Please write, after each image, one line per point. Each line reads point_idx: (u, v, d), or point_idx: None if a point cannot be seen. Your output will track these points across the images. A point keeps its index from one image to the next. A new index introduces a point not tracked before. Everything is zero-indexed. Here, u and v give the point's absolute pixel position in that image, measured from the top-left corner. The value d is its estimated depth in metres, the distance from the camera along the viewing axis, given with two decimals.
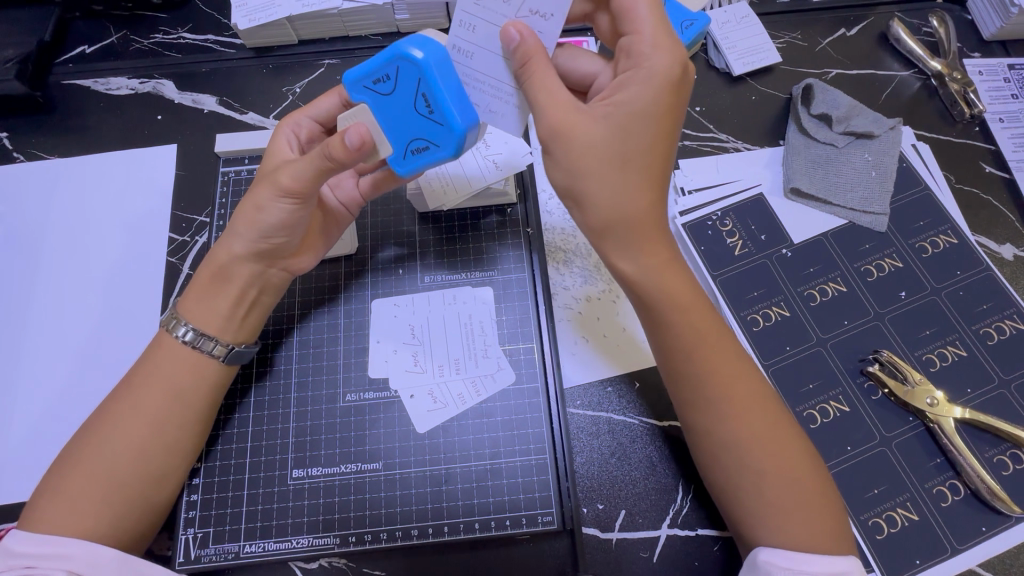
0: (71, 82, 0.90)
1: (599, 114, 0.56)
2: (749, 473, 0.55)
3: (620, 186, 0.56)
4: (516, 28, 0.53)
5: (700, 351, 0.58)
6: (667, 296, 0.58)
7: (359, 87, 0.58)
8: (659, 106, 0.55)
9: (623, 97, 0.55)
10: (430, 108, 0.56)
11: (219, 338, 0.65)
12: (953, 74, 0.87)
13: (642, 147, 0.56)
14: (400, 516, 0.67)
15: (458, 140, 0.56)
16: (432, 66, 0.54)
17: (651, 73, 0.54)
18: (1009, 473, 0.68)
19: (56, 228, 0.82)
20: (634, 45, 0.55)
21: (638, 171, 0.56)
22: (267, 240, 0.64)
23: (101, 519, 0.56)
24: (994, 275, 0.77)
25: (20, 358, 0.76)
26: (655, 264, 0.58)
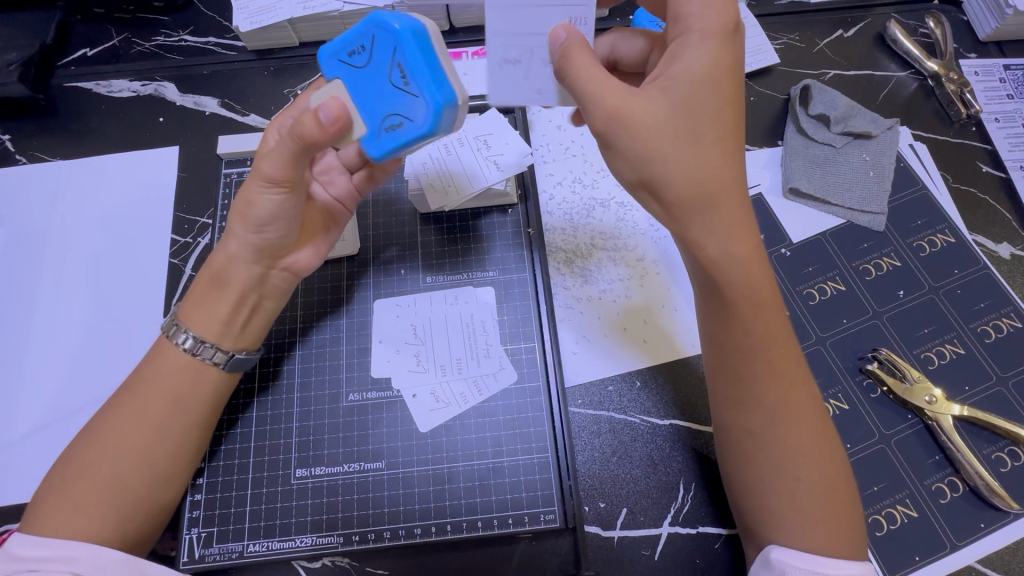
0: (73, 84, 0.90)
1: (658, 93, 0.53)
2: (785, 478, 0.55)
3: (699, 159, 0.52)
4: (564, 29, 0.55)
5: (747, 348, 0.56)
6: (746, 289, 0.55)
7: (336, 62, 0.60)
8: (721, 79, 0.53)
9: (678, 70, 0.53)
10: (405, 79, 0.55)
11: (218, 345, 0.65)
12: (950, 74, 0.88)
13: (707, 119, 0.52)
14: (403, 515, 0.67)
15: (433, 117, 0.54)
16: (409, 35, 0.54)
17: (704, 33, 0.53)
18: (1007, 470, 0.69)
19: (59, 229, 0.83)
20: (682, 8, 0.55)
21: (710, 147, 0.52)
22: (273, 241, 0.65)
23: (106, 523, 0.56)
24: (991, 274, 0.78)
25: (24, 360, 0.76)
26: (735, 253, 0.54)
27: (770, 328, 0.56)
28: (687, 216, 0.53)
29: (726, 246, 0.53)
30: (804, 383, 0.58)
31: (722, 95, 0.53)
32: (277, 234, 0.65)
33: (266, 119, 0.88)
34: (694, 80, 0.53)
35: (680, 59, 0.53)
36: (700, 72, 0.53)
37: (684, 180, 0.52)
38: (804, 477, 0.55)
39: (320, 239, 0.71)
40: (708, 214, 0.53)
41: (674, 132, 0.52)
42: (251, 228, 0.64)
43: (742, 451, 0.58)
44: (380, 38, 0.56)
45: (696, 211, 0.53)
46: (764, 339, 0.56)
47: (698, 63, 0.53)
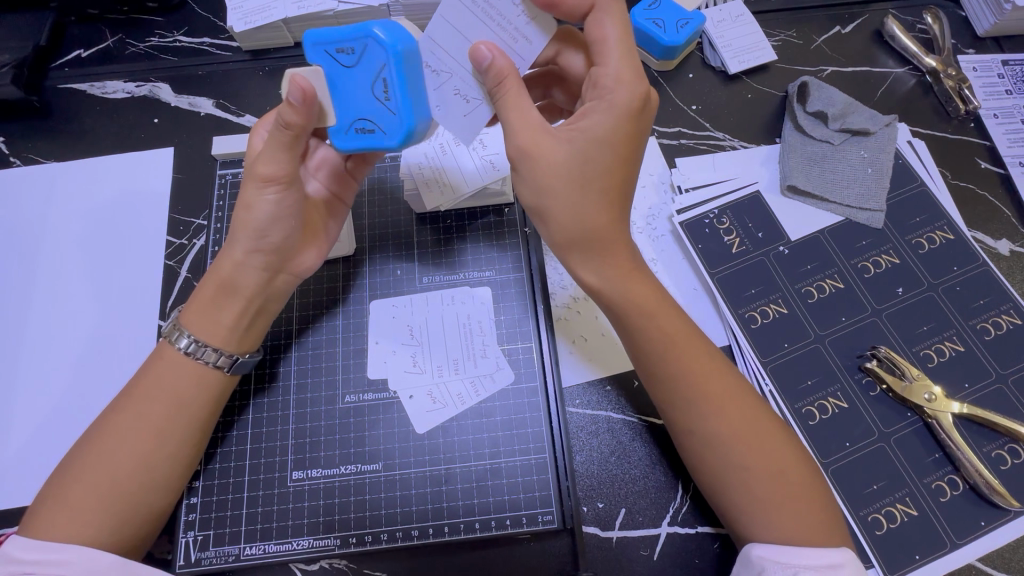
0: (67, 86, 0.90)
1: (562, 138, 0.56)
2: (733, 469, 0.56)
3: (584, 205, 0.56)
4: (488, 49, 0.53)
5: (656, 352, 0.59)
6: (633, 302, 0.60)
7: (321, 50, 0.57)
8: (617, 136, 0.55)
9: (586, 125, 0.55)
10: (386, 93, 0.55)
11: (221, 349, 0.64)
12: (948, 70, 0.87)
13: (601, 170, 0.56)
14: (400, 516, 0.67)
15: (406, 135, 0.56)
16: (400, 54, 0.54)
17: (612, 105, 0.55)
18: (1007, 468, 0.68)
19: (53, 231, 0.82)
20: (600, 77, 0.56)
21: (597, 192, 0.56)
22: (271, 240, 0.64)
23: (103, 528, 0.56)
24: (991, 270, 0.77)
25: (19, 364, 0.76)
26: (613, 276, 0.59)
27: (679, 334, 0.60)
28: (572, 247, 0.59)
29: (605, 276, 0.59)
30: (726, 376, 0.60)
31: (619, 153, 0.56)
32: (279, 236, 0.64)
33: None
34: (594, 139, 0.55)
35: (589, 117, 0.55)
36: (600, 135, 0.55)
37: (567, 220, 0.57)
38: (750, 466, 0.56)
39: (322, 240, 0.70)
40: (594, 248, 0.58)
41: (564, 179, 0.55)
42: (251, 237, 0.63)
43: (687, 444, 0.59)
44: (370, 48, 0.54)
45: (578, 247, 0.58)
46: (669, 346, 0.59)
47: (598, 126, 0.55)
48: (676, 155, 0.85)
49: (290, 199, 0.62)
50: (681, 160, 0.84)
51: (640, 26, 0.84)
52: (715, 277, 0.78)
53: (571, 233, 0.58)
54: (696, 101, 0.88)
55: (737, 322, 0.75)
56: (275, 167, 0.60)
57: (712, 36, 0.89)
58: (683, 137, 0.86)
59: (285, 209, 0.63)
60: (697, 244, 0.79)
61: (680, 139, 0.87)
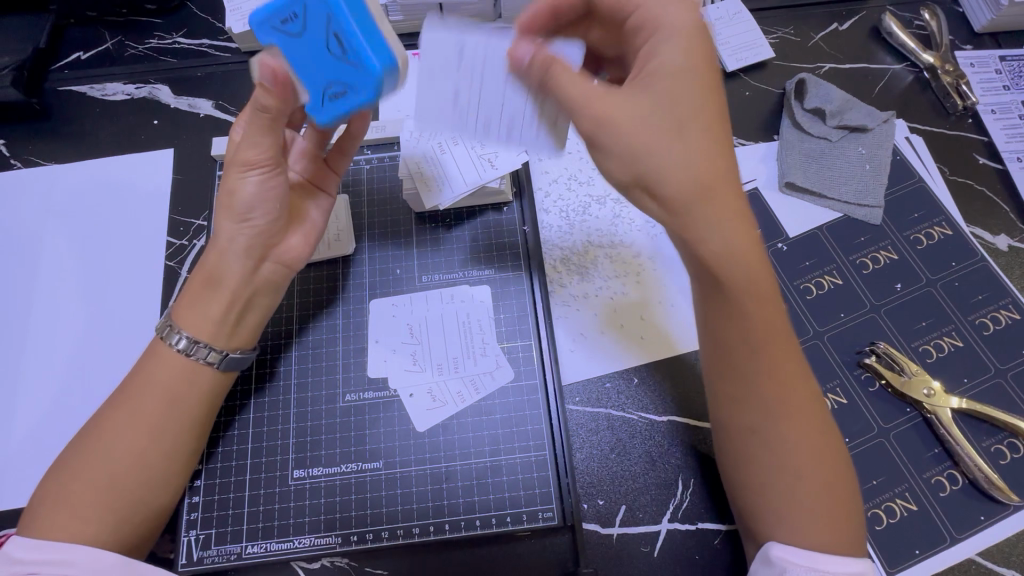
0: (67, 88, 0.90)
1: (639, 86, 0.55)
2: (784, 474, 0.55)
3: (688, 149, 0.53)
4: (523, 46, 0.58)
5: (746, 338, 0.55)
6: (749, 279, 0.54)
7: (267, 29, 0.56)
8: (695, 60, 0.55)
9: (657, 63, 0.55)
10: (346, 49, 0.55)
11: (212, 345, 0.64)
12: (946, 66, 0.88)
13: (691, 108, 0.54)
14: (401, 514, 0.67)
15: (378, 78, 0.55)
16: (343, 2, 0.54)
17: (677, 29, 0.56)
18: (1006, 462, 0.68)
19: (54, 233, 0.83)
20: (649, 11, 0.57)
21: (696, 133, 0.54)
22: (256, 222, 0.65)
23: (103, 525, 0.56)
24: (990, 266, 0.77)
25: (22, 366, 0.76)
26: (734, 245, 0.53)
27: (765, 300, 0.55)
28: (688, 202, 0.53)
29: (727, 241, 0.53)
30: (800, 371, 0.56)
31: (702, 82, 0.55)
32: (264, 217, 0.65)
33: None
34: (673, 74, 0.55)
35: (658, 54, 0.56)
36: (678, 66, 0.55)
37: (679, 174, 0.52)
38: (803, 474, 0.54)
39: (308, 224, 0.71)
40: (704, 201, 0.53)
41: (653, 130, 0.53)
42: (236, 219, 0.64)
43: (743, 443, 0.57)
44: (313, 7, 0.54)
45: (688, 211, 0.52)
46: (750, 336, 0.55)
47: (667, 62, 0.55)
48: None
49: (275, 181, 0.64)
50: None
51: None
52: None
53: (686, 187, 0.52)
54: None
55: None
56: (258, 151, 0.62)
57: None
58: None
59: (269, 190, 0.64)
60: None
61: None
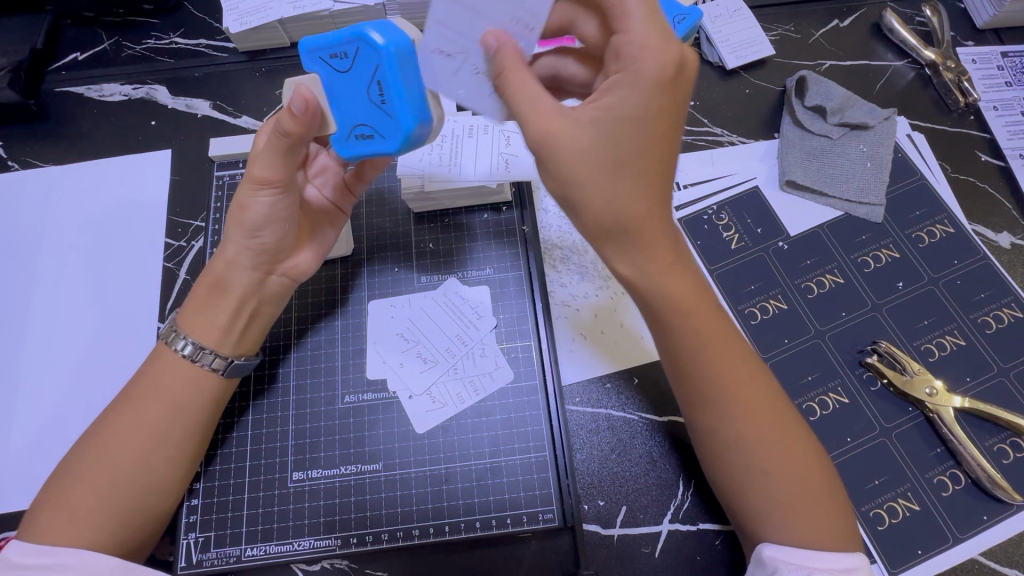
0: (64, 89, 0.90)
1: (585, 119, 0.51)
2: (776, 505, 0.55)
3: (618, 191, 0.52)
4: (494, 37, 0.52)
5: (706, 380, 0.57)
6: (670, 299, 0.55)
7: (317, 58, 0.57)
8: (650, 110, 0.51)
9: (610, 102, 0.51)
10: (382, 97, 0.54)
11: (217, 351, 0.64)
12: (947, 63, 0.87)
13: (633, 150, 0.51)
14: (401, 516, 0.67)
15: (404, 136, 0.55)
16: (393, 54, 0.52)
17: (638, 76, 0.50)
18: (1009, 462, 0.68)
19: (52, 235, 0.82)
20: (623, 45, 0.50)
21: (631, 177, 0.52)
22: (264, 241, 0.64)
23: (105, 529, 0.56)
24: (992, 264, 0.77)
25: (19, 368, 0.76)
26: (655, 269, 0.55)
27: (710, 339, 0.56)
28: (606, 239, 0.54)
29: (641, 266, 0.55)
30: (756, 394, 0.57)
31: (605, 130, 0.51)
32: (273, 237, 0.64)
33: (258, 121, 0.88)
34: (623, 117, 0.51)
35: (613, 93, 0.51)
36: (629, 111, 0.51)
37: (602, 205, 0.52)
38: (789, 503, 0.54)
39: (319, 242, 0.71)
40: (629, 242, 0.54)
41: (594, 165, 0.51)
42: (243, 233, 0.63)
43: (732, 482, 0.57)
44: (362, 52, 0.53)
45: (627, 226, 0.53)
46: (680, 379, 0.58)
47: (630, 103, 0.50)
48: None
49: (284, 203, 0.63)
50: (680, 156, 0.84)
51: None
52: (715, 272, 0.77)
53: (602, 225, 0.53)
54: (695, 97, 0.88)
55: (736, 317, 0.75)
56: (269, 170, 0.61)
57: (710, 30, 0.89)
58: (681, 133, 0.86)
59: (279, 211, 0.63)
60: (695, 240, 0.79)
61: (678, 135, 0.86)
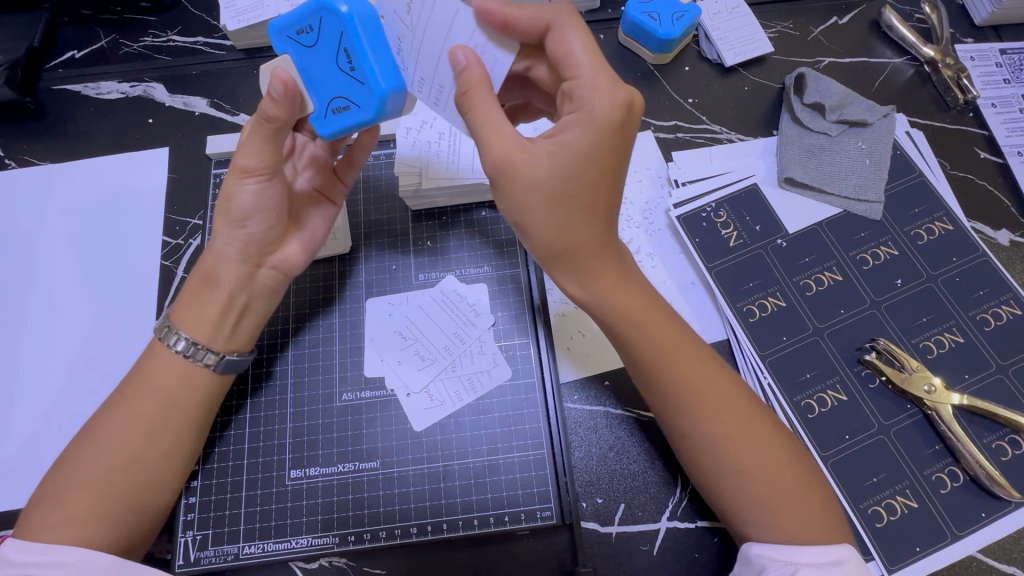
0: (61, 87, 0.89)
1: (541, 152, 0.53)
2: (773, 503, 0.54)
3: (567, 221, 0.54)
4: (463, 53, 0.51)
5: (694, 379, 0.57)
6: (617, 314, 0.58)
7: (285, 39, 0.57)
8: (599, 151, 0.52)
9: (565, 139, 0.52)
10: (351, 64, 0.54)
11: (210, 346, 0.64)
12: (946, 60, 0.87)
13: (586, 184, 0.53)
14: (399, 514, 0.67)
15: (381, 101, 0.54)
16: (358, 23, 0.52)
17: (590, 119, 0.51)
18: (1008, 459, 0.68)
19: (49, 233, 0.82)
20: (575, 89, 0.52)
21: (581, 209, 0.54)
22: (252, 230, 0.64)
23: (98, 528, 0.55)
24: (991, 261, 0.77)
25: (17, 367, 0.76)
26: (598, 287, 0.57)
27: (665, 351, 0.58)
28: (554, 262, 0.57)
29: (586, 286, 0.57)
30: None
31: (553, 168, 0.52)
32: (260, 226, 0.64)
33: None
34: (576, 154, 0.52)
35: (568, 131, 0.52)
36: (581, 150, 0.52)
37: (549, 233, 0.55)
38: (785, 501, 0.54)
39: (308, 232, 0.70)
40: (576, 268, 0.57)
41: (546, 197, 0.53)
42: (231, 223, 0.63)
43: None
44: (326, 22, 0.53)
45: (586, 248, 0.55)
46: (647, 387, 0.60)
47: (580, 141, 0.52)
48: (674, 149, 0.85)
49: (272, 190, 0.63)
50: (678, 153, 0.84)
51: (635, 20, 0.84)
52: (713, 270, 0.77)
53: (553, 247, 0.55)
54: (694, 94, 0.88)
55: (735, 315, 0.75)
56: (257, 158, 0.61)
57: (709, 28, 0.89)
58: (680, 130, 0.86)
59: (265, 201, 0.63)
60: (693, 237, 0.79)
61: (677, 132, 0.86)
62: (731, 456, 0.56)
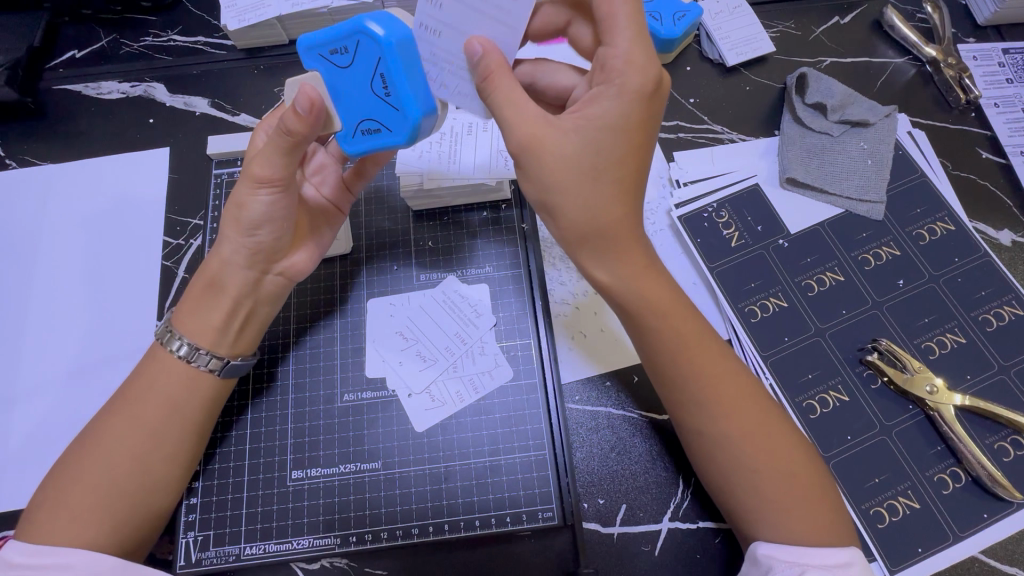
0: (62, 87, 0.89)
1: (569, 127, 0.53)
2: (775, 506, 0.54)
3: (596, 197, 0.54)
4: (480, 44, 0.52)
5: (696, 379, 0.57)
6: (645, 302, 0.57)
7: (315, 56, 0.57)
8: (629, 120, 0.53)
9: (594, 111, 0.53)
10: (386, 89, 0.55)
11: (213, 351, 0.64)
12: (948, 60, 0.87)
13: (613, 159, 0.54)
14: (400, 515, 0.67)
15: (413, 124, 0.55)
16: (394, 46, 0.53)
17: (622, 90, 0.53)
18: (1010, 460, 0.68)
19: (50, 233, 0.82)
20: (608, 59, 0.53)
21: (609, 184, 0.54)
22: (261, 239, 0.64)
23: (101, 529, 0.55)
24: (993, 262, 0.77)
25: (18, 368, 0.76)
26: (627, 273, 0.57)
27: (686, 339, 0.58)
28: (582, 244, 0.56)
29: (614, 270, 0.57)
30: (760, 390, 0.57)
31: (583, 141, 0.53)
32: (270, 234, 0.64)
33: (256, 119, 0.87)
34: (604, 126, 0.53)
35: (597, 104, 0.53)
36: (610, 120, 0.53)
37: (579, 213, 0.54)
38: (787, 504, 0.54)
39: (318, 241, 0.71)
40: (603, 249, 0.56)
41: (576, 171, 0.53)
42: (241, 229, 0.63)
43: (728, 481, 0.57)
44: (363, 45, 0.54)
45: (592, 243, 0.56)
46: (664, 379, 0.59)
47: (609, 113, 0.53)
48: (675, 149, 0.84)
49: (284, 202, 0.63)
50: (680, 153, 0.84)
51: None
52: (714, 271, 0.77)
53: (578, 230, 0.55)
54: (695, 94, 0.87)
55: (737, 315, 0.75)
56: (270, 170, 0.60)
57: (710, 27, 0.88)
58: (681, 130, 0.85)
59: (279, 211, 0.63)
60: (695, 237, 0.79)
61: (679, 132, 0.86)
62: (733, 457, 0.56)
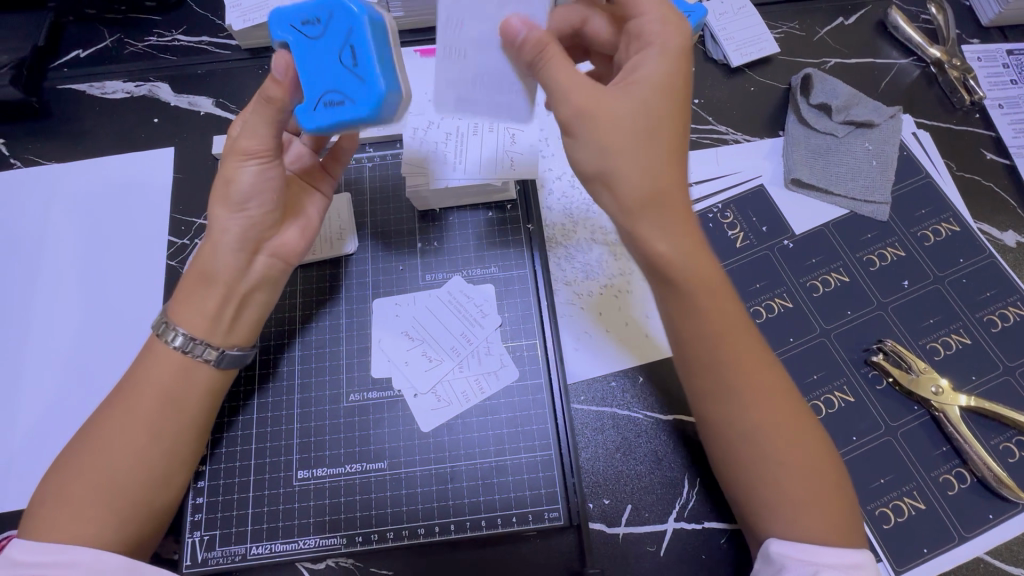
0: (66, 87, 0.89)
1: (619, 93, 0.54)
2: (783, 506, 0.54)
3: (654, 161, 0.53)
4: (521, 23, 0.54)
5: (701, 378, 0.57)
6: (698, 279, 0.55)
7: (284, 27, 0.56)
8: (676, 80, 0.54)
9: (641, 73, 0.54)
10: (355, 59, 0.54)
11: (208, 341, 0.63)
12: (953, 61, 0.87)
13: (661, 121, 0.54)
14: (406, 515, 0.67)
15: (380, 96, 0.54)
16: (368, 22, 0.54)
17: (664, 49, 0.54)
18: (1015, 460, 0.68)
19: (55, 233, 0.82)
20: (645, 25, 0.55)
21: (661, 146, 0.53)
22: (252, 212, 0.64)
23: (108, 525, 0.56)
24: (998, 263, 0.77)
25: (23, 367, 0.76)
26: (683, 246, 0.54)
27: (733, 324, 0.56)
28: (644, 212, 0.53)
29: (674, 241, 0.53)
30: None
31: (633, 104, 0.53)
32: (260, 208, 0.64)
33: None
34: (652, 88, 0.54)
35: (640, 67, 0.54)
36: (655, 82, 0.54)
37: (638, 178, 0.52)
38: (794, 503, 0.54)
39: (305, 219, 0.70)
40: (663, 213, 0.53)
41: (633, 133, 0.53)
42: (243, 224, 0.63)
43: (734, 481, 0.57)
44: (335, 17, 0.54)
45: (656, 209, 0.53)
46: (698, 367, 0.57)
47: (655, 72, 0.54)
48: None
49: (271, 173, 0.63)
50: (684, 154, 0.84)
51: None
52: None
53: (640, 197, 0.52)
54: (699, 95, 0.87)
55: None
56: (255, 140, 0.61)
57: (714, 29, 0.89)
58: None
59: (267, 181, 0.63)
60: None
61: None
62: (739, 456, 0.56)
